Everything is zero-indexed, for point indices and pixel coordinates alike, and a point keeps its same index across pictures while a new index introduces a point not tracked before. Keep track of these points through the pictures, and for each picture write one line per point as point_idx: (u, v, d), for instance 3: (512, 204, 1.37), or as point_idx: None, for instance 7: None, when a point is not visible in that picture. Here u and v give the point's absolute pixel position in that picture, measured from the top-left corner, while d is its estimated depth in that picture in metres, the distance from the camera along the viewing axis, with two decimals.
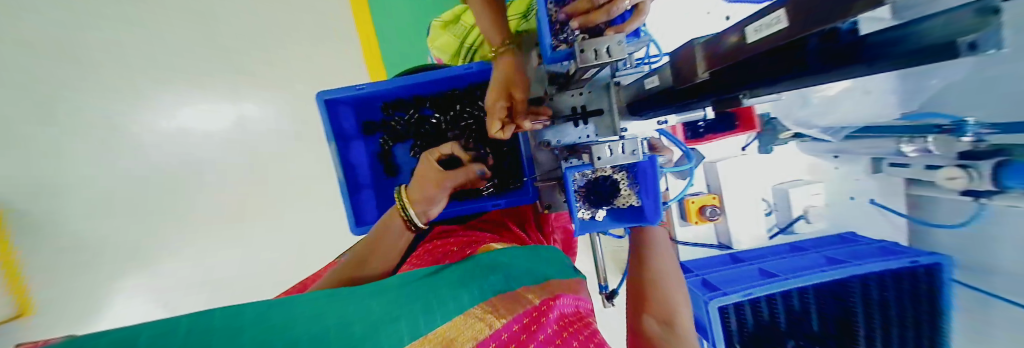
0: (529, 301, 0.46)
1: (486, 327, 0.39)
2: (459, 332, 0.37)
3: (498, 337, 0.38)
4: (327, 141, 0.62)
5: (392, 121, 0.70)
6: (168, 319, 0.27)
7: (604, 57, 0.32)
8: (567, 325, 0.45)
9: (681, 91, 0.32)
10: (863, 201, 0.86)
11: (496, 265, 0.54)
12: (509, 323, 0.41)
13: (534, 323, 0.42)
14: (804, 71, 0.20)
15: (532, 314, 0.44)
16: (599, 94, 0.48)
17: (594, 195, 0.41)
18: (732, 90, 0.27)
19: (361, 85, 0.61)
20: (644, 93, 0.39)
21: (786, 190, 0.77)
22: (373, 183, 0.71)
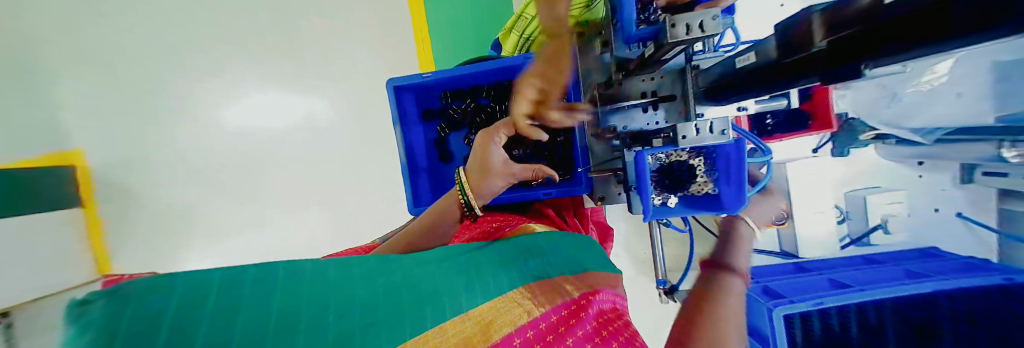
0: (570, 291, 0.44)
1: (523, 313, 0.39)
2: (499, 315, 0.37)
3: (537, 326, 0.38)
4: (393, 125, 0.66)
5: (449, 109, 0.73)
6: (232, 271, 0.28)
7: (694, 30, 0.32)
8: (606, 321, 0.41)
9: (786, 66, 0.28)
10: (947, 214, 0.79)
11: (537, 250, 0.52)
12: (548, 312, 0.39)
13: (572, 316, 0.41)
14: (942, 41, 0.16)
15: (571, 307, 0.41)
16: (671, 82, 0.48)
17: (667, 178, 0.44)
18: (850, 64, 0.22)
19: (427, 73, 0.64)
20: (732, 73, 0.36)
21: (863, 198, 0.72)
22: (428, 169, 0.74)
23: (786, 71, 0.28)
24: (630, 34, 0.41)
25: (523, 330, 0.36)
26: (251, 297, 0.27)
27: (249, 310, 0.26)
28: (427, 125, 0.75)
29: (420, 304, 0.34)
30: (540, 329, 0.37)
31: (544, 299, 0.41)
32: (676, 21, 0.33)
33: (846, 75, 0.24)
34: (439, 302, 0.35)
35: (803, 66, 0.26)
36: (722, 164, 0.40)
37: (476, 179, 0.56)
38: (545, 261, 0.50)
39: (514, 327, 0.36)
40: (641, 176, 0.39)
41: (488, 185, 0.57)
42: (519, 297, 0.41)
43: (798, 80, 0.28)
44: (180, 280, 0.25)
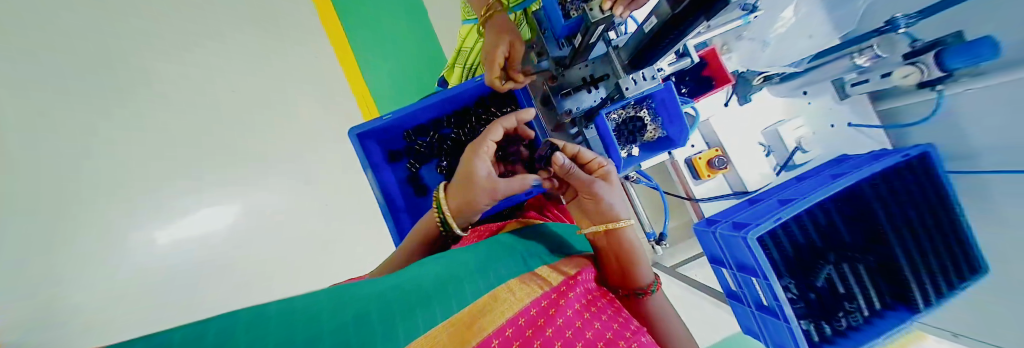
0: (548, 283, 0.44)
1: (503, 312, 0.37)
2: (479, 317, 0.35)
3: (518, 320, 0.36)
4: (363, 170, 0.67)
5: (414, 145, 0.75)
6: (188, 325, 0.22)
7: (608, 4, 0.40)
8: (584, 304, 0.43)
9: (680, 12, 0.36)
10: (843, 127, 0.82)
11: (510, 253, 0.53)
12: (529, 305, 0.39)
13: (554, 306, 0.40)
14: None
15: (552, 295, 0.42)
16: (600, 64, 0.58)
17: (627, 134, 0.58)
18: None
19: (387, 114, 0.68)
20: (643, 38, 0.47)
21: (775, 129, 0.82)
22: (406, 206, 0.74)
23: (675, 25, 0.39)
24: (560, 27, 0.51)
25: (502, 329, 0.34)
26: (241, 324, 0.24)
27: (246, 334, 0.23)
28: (396, 166, 0.76)
29: (398, 318, 0.32)
30: (520, 325, 0.36)
31: (523, 293, 0.41)
32: (592, 7, 0.42)
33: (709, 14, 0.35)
34: (420, 314, 0.33)
35: (685, 17, 0.37)
36: (663, 109, 0.56)
37: (460, 197, 0.55)
38: (520, 262, 0.51)
39: (494, 326, 0.34)
40: (604, 134, 0.54)
41: (473, 204, 0.54)
42: (500, 298, 0.40)
43: (684, 27, 0.40)
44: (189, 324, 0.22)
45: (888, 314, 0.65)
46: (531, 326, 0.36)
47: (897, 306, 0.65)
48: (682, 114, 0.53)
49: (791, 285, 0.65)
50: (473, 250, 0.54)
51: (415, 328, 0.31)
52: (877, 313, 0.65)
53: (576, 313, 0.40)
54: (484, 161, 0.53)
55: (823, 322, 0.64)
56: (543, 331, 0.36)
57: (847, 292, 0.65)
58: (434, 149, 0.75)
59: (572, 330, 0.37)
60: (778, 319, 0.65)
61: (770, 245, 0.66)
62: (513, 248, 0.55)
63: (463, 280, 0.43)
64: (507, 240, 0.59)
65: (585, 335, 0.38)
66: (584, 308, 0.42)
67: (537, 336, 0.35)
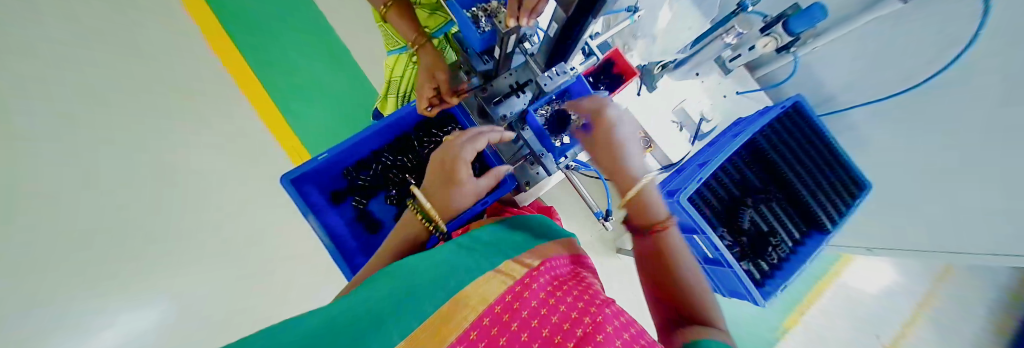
0: (510, 277, 0.45)
1: (463, 317, 0.36)
2: (447, 319, 0.35)
3: (482, 321, 0.36)
4: (303, 215, 0.63)
5: (359, 181, 0.73)
6: None
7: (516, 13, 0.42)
8: (551, 288, 0.44)
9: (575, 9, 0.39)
10: (734, 96, 0.99)
11: (479, 252, 0.51)
12: (495, 303, 0.39)
13: (517, 299, 0.41)
14: None
15: (517, 289, 0.42)
16: (523, 73, 0.61)
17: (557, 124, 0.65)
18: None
19: (323, 154, 0.67)
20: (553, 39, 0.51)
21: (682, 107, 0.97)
22: (360, 247, 0.70)
23: (575, 24, 0.43)
24: (477, 40, 0.53)
25: (467, 332, 0.35)
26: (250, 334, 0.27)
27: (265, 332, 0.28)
28: (340, 207, 0.73)
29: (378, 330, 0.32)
30: (484, 325, 0.36)
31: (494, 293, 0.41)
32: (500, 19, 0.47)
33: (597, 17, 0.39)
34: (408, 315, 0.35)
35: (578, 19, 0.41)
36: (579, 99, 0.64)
37: (447, 203, 0.53)
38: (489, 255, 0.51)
39: (456, 335, 0.34)
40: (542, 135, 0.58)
41: (453, 201, 0.53)
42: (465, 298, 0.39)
43: (581, 25, 0.43)
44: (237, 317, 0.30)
45: (808, 241, 0.75)
46: (497, 325, 0.36)
47: (813, 232, 0.76)
48: None
49: (725, 235, 0.76)
50: (450, 250, 0.52)
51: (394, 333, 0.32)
52: (799, 242, 0.76)
53: (540, 301, 0.40)
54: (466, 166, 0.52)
55: (761, 261, 0.73)
56: (509, 328, 0.36)
57: (771, 229, 0.76)
58: (380, 181, 0.72)
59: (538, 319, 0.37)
60: (724, 267, 0.71)
61: (701, 204, 0.77)
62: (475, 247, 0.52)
63: (438, 285, 0.41)
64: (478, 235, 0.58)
65: (553, 319, 0.38)
66: (552, 291, 0.43)
67: (503, 333, 0.35)
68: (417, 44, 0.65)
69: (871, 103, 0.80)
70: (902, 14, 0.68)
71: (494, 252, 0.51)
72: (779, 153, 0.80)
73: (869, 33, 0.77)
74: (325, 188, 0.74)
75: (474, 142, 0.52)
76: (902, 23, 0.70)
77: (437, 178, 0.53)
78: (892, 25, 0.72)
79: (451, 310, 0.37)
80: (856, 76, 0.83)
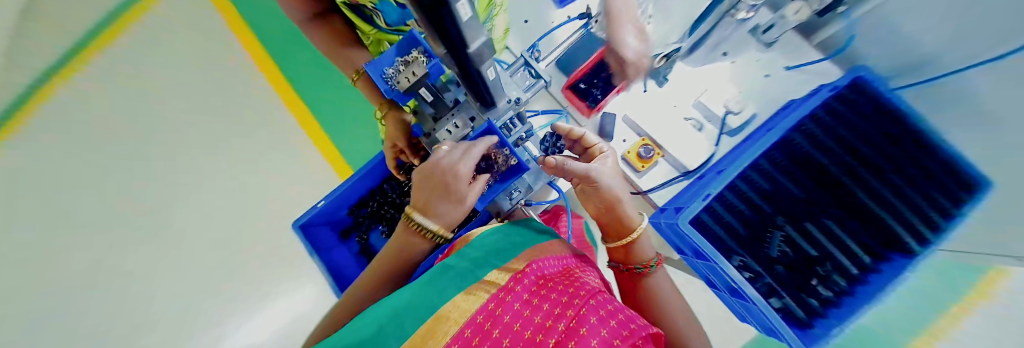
0: (494, 281, 0.44)
1: (444, 334, 0.35)
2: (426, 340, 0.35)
3: (462, 334, 0.35)
4: (309, 256, 0.72)
5: (361, 218, 0.82)
6: None
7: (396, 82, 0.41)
8: (533, 291, 0.42)
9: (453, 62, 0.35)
10: (781, 73, 0.76)
11: (461, 269, 0.47)
12: (477, 311, 0.38)
13: (500, 304, 0.39)
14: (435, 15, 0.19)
15: (499, 293, 0.41)
16: (464, 110, 0.55)
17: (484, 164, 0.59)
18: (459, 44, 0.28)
19: (320, 202, 0.75)
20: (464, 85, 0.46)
21: (699, 101, 0.80)
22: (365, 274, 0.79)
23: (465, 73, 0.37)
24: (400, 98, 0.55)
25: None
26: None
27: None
28: (348, 243, 0.83)
29: None
30: (466, 337, 0.35)
31: (472, 300, 0.40)
32: (398, 80, 0.49)
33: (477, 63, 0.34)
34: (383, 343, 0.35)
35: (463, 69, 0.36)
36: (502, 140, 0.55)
37: (440, 217, 0.54)
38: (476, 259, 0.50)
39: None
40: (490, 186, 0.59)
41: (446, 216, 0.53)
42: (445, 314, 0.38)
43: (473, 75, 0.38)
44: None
45: (885, 268, 0.56)
46: (478, 334, 0.35)
47: (892, 254, 0.56)
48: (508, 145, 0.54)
49: (748, 263, 0.63)
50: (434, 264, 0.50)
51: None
52: (866, 266, 0.57)
53: (521, 304, 0.39)
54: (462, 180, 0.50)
55: (804, 296, 0.59)
56: (490, 332, 0.35)
57: (821, 254, 0.60)
58: (376, 217, 0.80)
59: (519, 324, 0.36)
60: (749, 303, 0.58)
61: (710, 226, 0.65)
62: (455, 265, 0.49)
63: (416, 305, 0.40)
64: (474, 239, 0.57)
65: (534, 321, 0.37)
66: (533, 295, 0.41)
67: (484, 340, 0.34)
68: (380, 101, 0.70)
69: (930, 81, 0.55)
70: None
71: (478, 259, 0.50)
72: (820, 153, 0.63)
73: None
74: (337, 227, 0.84)
75: (469, 154, 0.48)
76: None
77: (424, 200, 0.53)
78: None
79: (430, 329, 0.36)
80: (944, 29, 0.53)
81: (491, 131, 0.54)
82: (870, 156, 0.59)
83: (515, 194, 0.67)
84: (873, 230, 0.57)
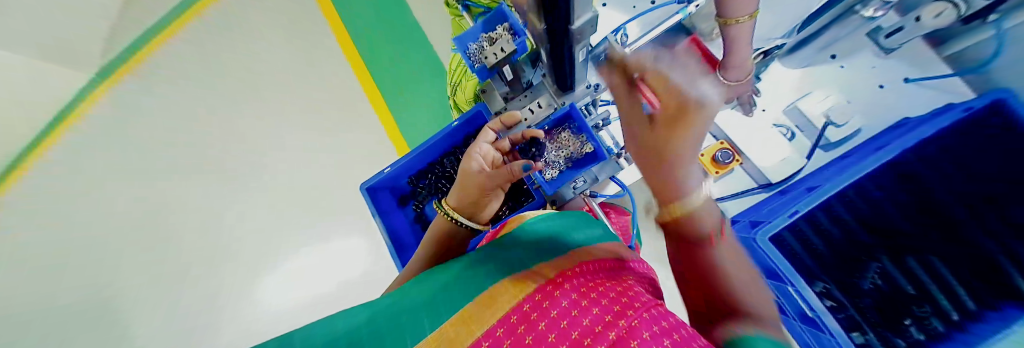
0: (546, 273, 0.42)
1: (485, 321, 0.34)
2: (466, 321, 0.34)
3: (501, 324, 0.33)
4: (373, 217, 0.79)
5: (418, 187, 0.86)
6: None
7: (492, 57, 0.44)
8: (586, 292, 0.38)
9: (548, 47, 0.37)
10: (897, 85, 0.67)
11: (510, 251, 0.48)
12: (523, 301, 0.36)
13: (546, 299, 0.36)
14: None
15: (546, 290, 0.38)
16: (539, 91, 0.61)
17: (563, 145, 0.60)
18: (568, 32, 0.30)
19: (388, 169, 0.80)
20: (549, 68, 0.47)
21: (795, 106, 0.74)
22: (416, 244, 0.83)
23: (557, 59, 0.38)
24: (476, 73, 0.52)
25: (488, 335, 0.32)
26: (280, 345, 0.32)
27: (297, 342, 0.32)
28: (404, 208, 0.88)
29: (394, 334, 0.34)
30: (508, 325, 0.33)
31: (520, 290, 0.38)
32: (486, 55, 0.45)
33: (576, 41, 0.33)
34: (435, 316, 0.36)
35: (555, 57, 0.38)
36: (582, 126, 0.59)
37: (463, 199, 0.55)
38: (532, 251, 0.48)
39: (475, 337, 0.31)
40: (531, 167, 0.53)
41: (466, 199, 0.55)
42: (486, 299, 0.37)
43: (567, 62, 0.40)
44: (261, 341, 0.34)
45: (990, 317, 0.45)
46: (523, 320, 0.33)
47: (1003, 304, 0.45)
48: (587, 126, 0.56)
49: (831, 292, 0.59)
50: (485, 253, 0.51)
51: (414, 336, 0.33)
52: (973, 315, 0.47)
53: (570, 303, 0.35)
54: (476, 157, 0.56)
55: (880, 331, 0.54)
56: (536, 324, 0.32)
57: (920, 293, 0.51)
58: (432, 189, 0.83)
59: (567, 321, 0.33)
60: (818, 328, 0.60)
61: (789, 244, 0.64)
62: (505, 248, 0.49)
63: (465, 286, 0.41)
64: (534, 225, 0.55)
65: (581, 323, 0.32)
66: (586, 294, 0.37)
67: (530, 330, 0.32)
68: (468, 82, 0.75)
69: None
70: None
71: (530, 249, 0.48)
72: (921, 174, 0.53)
73: None
74: (396, 192, 0.89)
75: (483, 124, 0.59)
76: None
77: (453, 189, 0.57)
78: None
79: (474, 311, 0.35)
80: None
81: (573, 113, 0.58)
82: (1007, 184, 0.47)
83: (579, 183, 0.64)
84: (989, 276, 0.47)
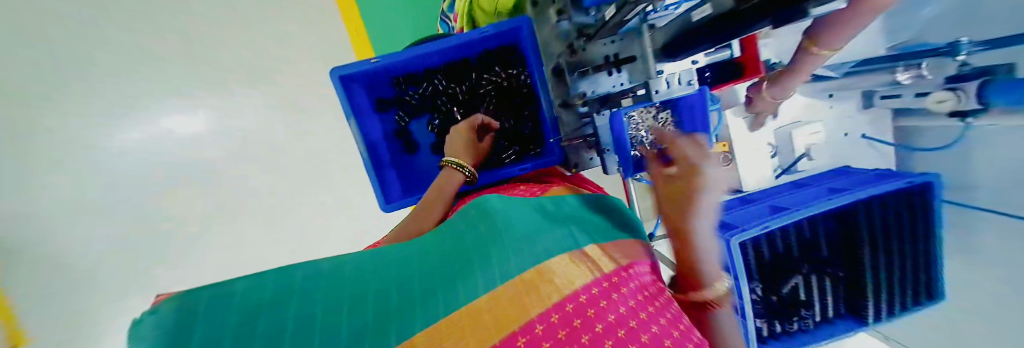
0: (598, 265, 0.36)
1: (536, 302, 0.28)
2: (521, 300, 0.28)
3: (551, 318, 0.27)
4: (347, 119, 0.62)
5: (407, 97, 0.71)
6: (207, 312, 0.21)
7: None
8: (643, 297, 0.34)
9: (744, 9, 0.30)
10: (857, 138, 0.82)
11: (552, 225, 0.41)
12: (578, 290, 0.30)
13: (603, 297, 0.31)
14: None
15: (603, 283, 0.33)
16: (630, 41, 0.48)
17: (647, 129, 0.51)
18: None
19: (375, 58, 0.60)
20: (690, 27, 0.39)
21: (790, 132, 0.79)
22: (393, 162, 0.71)
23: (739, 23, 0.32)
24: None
25: (546, 315, 0.27)
26: (233, 321, 0.21)
27: (263, 316, 0.22)
28: (383, 116, 0.72)
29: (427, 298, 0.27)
30: (566, 313, 0.28)
31: (573, 274, 0.33)
32: None
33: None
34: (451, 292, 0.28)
35: (766, 9, 0.28)
36: (685, 114, 0.49)
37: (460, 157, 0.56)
38: (574, 230, 0.42)
39: (526, 318, 0.26)
40: (619, 136, 0.46)
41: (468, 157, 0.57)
42: (535, 282, 0.30)
43: (732, 33, 0.34)
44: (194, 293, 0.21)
45: (840, 321, 0.74)
46: (580, 315, 0.28)
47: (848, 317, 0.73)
48: (708, 124, 0.47)
49: (757, 289, 0.75)
50: (514, 207, 0.44)
51: (427, 320, 0.25)
52: (829, 320, 0.74)
53: (630, 309, 0.31)
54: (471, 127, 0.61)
55: (776, 322, 0.73)
56: (594, 326, 0.27)
57: (806, 299, 0.73)
58: (428, 104, 0.71)
59: (627, 330, 0.28)
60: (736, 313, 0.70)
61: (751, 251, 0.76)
62: (548, 216, 0.43)
63: (507, 252, 0.34)
64: (570, 205, 0.49)
65: (642, 339, 0.28)
66: (646, 302, 0.33)
67: (589, 329, 0.27)
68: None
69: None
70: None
71: (573, 228, 0.42)
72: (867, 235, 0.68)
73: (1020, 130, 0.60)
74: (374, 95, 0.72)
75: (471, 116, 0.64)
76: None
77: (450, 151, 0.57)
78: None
79: (522, 293, 0.28)
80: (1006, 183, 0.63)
81: (688, 101, 0.47)
82: (891, 251, 0.69)
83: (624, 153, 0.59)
84: (852, 298, 0.73)
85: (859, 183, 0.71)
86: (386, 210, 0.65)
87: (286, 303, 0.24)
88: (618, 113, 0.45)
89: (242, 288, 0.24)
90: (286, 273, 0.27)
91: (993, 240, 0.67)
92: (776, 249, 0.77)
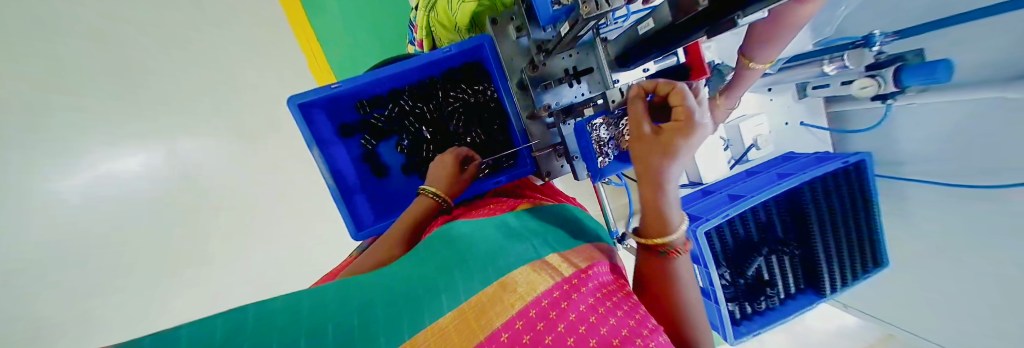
0: (558, 269, 0.36)
1: (501, 309, 0.29)
2: (487, 310, 0.29)
3: (512, 325, 0.28)
4: (309, 148, 0.60)
5: (371, 120, 0.70)
6: (187, 333, 0.21)
7: (606, 7, 0.30)
8: (603, 294, 0.34)
9: (680, 24, 0.31)
10: (796, 125, 0.90)
11: (521, 237, 0.43)
12: (539, 296, 0.31)
13: (565, 298, 0.31)
14: None
15: (563, 286, 0.33)
16: (586, 54, 0.50)
17: None
18: (729, 13, 0.27)
19: (335, 83, 0.59)
20: (638, 37, 0.40)
21: (738, 126, 0.85)
22: (362, 188, 0.69)
23: (679, 32, 0.33)
24: (544, 14, 0.40)
25: (509, 322, 0.28)
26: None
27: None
28: (348, 141, 0.70)
29: (402, 314, 0.28)
30: (529, 318, 0.29)
31: (534, 280, 0.33)
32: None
33: (746, 12, 0.26)
34: (416, 314, 0.28)
35: (698, 22, 0.30)
36: None
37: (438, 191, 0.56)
38: (544, 242, 0.43)
39: (489, 326, 0.27)
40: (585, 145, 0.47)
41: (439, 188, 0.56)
42: (500, 293, 0.31)
43: (675, 41, 0.35)
44: (133, 339, 0.18)
45: (801, 296, 0.80)
46: (542, 318, 0.29)
47: (808, 291, 0.80)
48: None
49: (726, 275, 0.80)
50: (477, 230, 0.43)
51: (398, 337, 0.25)
52: (791, 296, 0.81)
53: (589, 307, 0.31)
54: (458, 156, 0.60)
55: (746, 303, 0.79)
56: (555, 326, 0.28)
57: (770, 279, 0.79)
58: (394, 126, 0.70)
59: (586, 325, 0.29)
60: (709, 300, 0.74)
61: (715, 238, 0.82)
62: (516, 230, 0.45)
63: (477, 265, 0.35)
64: (536, 220, 0.50)
65: (599, 332, 0.28)
66: (605, 299, 0.33)
67: (549, 330, 0.28)
68: (482, 7, 0.55)
69: (949, 187, 0.68)
70: (978, 102, 0.60)
71: (542, 240, 0.43)
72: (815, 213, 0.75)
73: (930, 108, 0.69)
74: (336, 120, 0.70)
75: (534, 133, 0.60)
76: (979, 102, 0.60)
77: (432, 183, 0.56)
78: (941, 110, 0.67)
79: (487, 304, 0.30)
80: (925, 156, 0.72)
81: None
82: (838, 226, 0.76)
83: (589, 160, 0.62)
84: (808, 273, 0.79)
85: (804, 166, 0.77)
86: (357, 238, 0.63)
87: (242, 338, 0.22)
88: (581, 122, 0.46)
89: (185, 333, 0.21)
90: (234, 313, 0.24)
91: (919, 209, 0.76)
92: (739, 235, 0.83)
